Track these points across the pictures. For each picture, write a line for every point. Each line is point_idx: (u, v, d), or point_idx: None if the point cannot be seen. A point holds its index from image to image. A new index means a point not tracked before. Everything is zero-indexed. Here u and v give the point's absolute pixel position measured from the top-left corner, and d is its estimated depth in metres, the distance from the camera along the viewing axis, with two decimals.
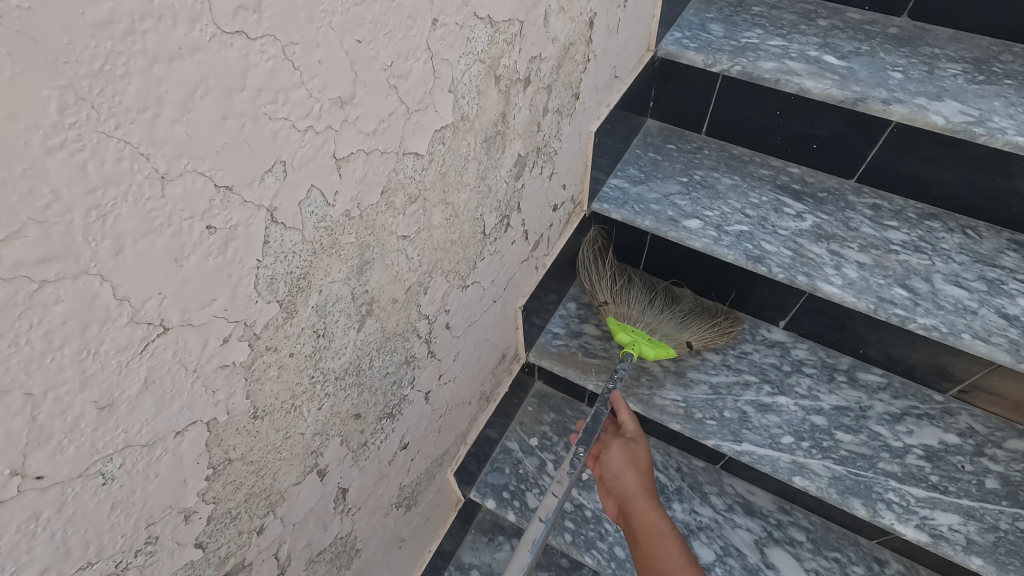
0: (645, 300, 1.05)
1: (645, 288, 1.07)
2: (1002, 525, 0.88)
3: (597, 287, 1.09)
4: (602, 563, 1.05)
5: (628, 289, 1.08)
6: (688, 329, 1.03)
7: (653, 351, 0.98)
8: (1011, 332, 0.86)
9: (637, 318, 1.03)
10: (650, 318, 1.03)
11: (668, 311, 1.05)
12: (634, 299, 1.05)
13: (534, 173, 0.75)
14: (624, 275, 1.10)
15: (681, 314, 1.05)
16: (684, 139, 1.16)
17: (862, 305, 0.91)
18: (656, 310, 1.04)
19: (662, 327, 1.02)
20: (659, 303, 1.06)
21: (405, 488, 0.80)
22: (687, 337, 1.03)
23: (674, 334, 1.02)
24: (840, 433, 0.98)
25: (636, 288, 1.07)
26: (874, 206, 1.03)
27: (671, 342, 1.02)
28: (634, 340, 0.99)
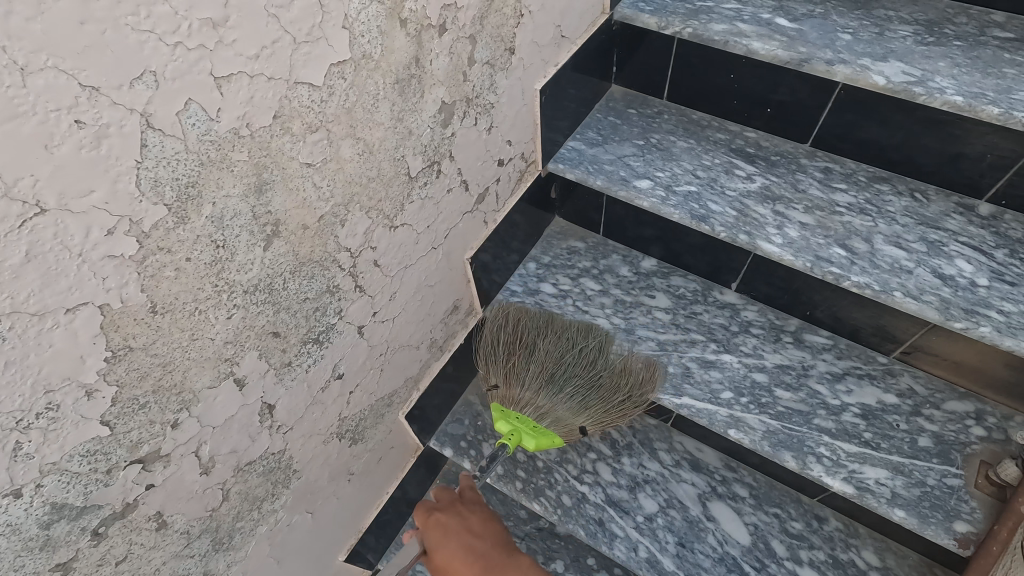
0: (543, 380, 1.00)
1: (546, 364, 1.00)
2: (930, 481, 0.90)
3: (489, 364, 1.05)
4: (548, 510, 1.10)
5: (524, 372, 1.02)
6: (584, 414, 0.99)
7: (534, 442, 0.98)
8: (944, 291, 0.87)
9: (527, 403, 1.00)
10: (543, 403, 0.99)
11: (567, 392, 0.99)
12: (525, 384, 1.00)
13: (467, 123, 0.79)
14: (527, 344, 1.03)
15: (581, 392, 0.99)
16: (646, 104, 1.18)
17: (800, 263, 0.93)
18: (549, 394, 0.99)
19: (552, 415, 0.99)
20: (560, 382, 0.99)
21: (348, 420, 0.86)
22: (579, 422, 0.99)
23: (565, 420, 0.99)
24: (780, 390, 1.00)
25: (529, 369, 1.01)
26: (826, 169, 1.04)
27: (559, 429, 0.99)
28: (516, 431, 0.99)
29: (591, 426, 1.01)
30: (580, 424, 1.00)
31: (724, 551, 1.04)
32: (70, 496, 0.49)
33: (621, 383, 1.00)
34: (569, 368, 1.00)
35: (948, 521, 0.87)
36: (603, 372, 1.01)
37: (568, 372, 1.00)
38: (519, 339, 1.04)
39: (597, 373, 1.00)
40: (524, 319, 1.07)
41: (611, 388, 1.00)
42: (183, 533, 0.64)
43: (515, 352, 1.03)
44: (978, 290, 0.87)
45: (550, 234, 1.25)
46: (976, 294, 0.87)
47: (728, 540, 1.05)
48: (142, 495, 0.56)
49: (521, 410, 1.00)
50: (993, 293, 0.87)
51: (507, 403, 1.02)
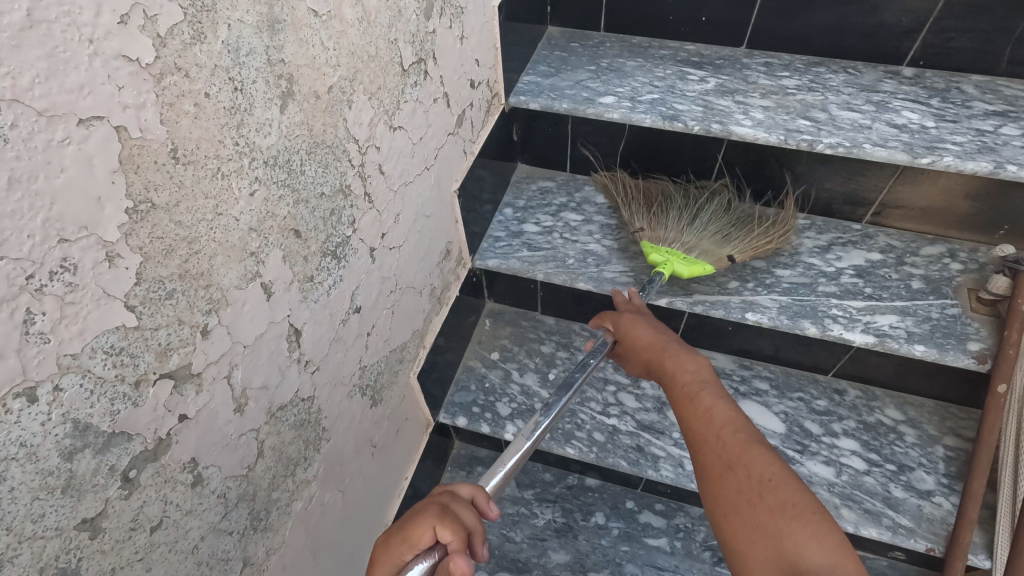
0: (683, 216, 1.02)
1: (686, 210, 1.03)
2: (934, 315, 0.95)
3: (635, 212, 1.06)
4: (584, 451, 1.03)
5: (666, 210, 1.04)
6: (731, 243, 1.01)
7: (687, 269, 0.95)
8: (903, 137, 0.94)
9: (674, 236, 1.01)
10: (688, 238, 1.00)
11: (710, 229, 1.02)
12: (671, 224, 1.02)
13: (443, 23, 0.75)
14: (664, 195, 1.06)
15: (725, 234, 1.02)
16: (585, 38, 1.20)
17: (773, 138, 0.96)
18: (697, 231, 1.01)
19: (699, 246, 1.00)
20: (699, 226, 1.02)
21: (368, 372, 0.76)
22: (727, 253, 1.00)
23: (713, 251, 1.00)
24: (779, 270, 1.03)
25: (674, 209, 1.03)
26: (767, 64, 1.10)
27: (710, 259, 0.99)
28: (668, 260, 0.96)
29: (737, 255, 1.01)
30: (730, 253, 1.00)
31: None
32: (95, 415, 0.37)
33: (753, 226, 1.03)
34: (711, 209, 1.04)
35: (962, 343, 0.91)
36: (735, 219, 1.04)
37: (713, 214, 1.03)
38: (646, 195, 1.08)
39: (733, 213, 1.04)
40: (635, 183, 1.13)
41: (745, 229, 1.03)
42: (219, 496, 0.52)
43: (655, 206, 1.05)
44: (929, 131, 0.95)
45: (517, 181, 1.22)
46: (929, 135, 0.94)
47: (765, 432, 1.04)
48: (176, 428, 0.45)
49: (670, 241, 1.00)
50: (942, 130, 0.95)
51: (656, 240, 1.01)
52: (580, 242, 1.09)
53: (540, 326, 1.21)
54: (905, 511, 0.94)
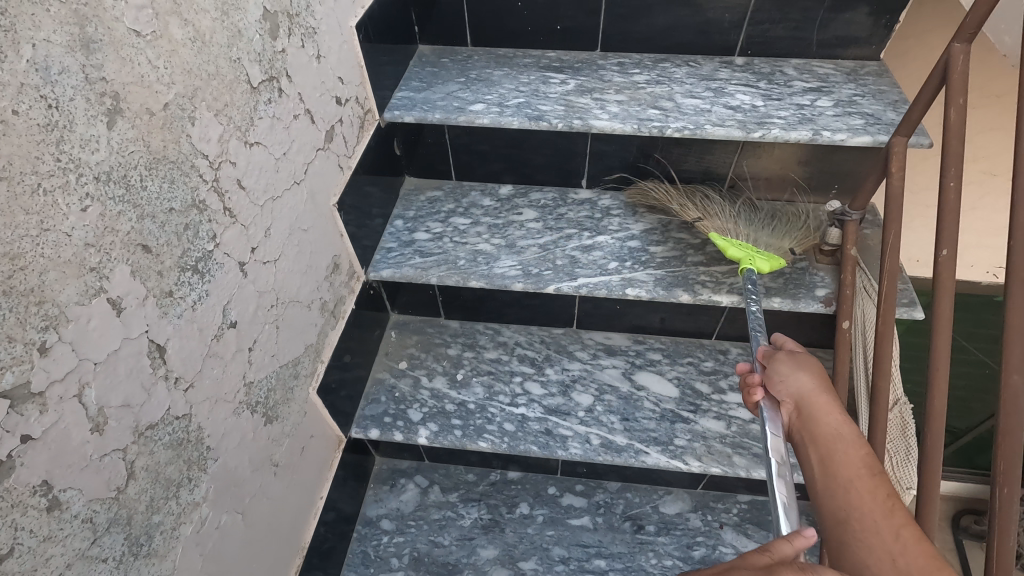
0: (743, 208, 1.09)
1: (735, 204, 1.09)
2: (786, 269, 1.06)
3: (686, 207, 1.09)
4: (496, 442, 1.07)
5: (714, 200, 1.10)
6: (789, 235, 1.05)
7: (769, 263, 0.97)
8: (738, 116, 1.06)
9: (737, 232, 1.03)
10: (745, 228, 1.03)
11: (761, 223, 1.06)
12: (726, 211, 1.06)
13: (294, 42, 0.78)
14: (707, 192, 1.12)
15: (777, 229, 1.06)
16: (454, 52, 1.26)
17: (628, 128, 1.06)
18: (747, 223, 1.04)
19: (760, 239, 1.02)
20: (750, 218, 1.07)
21: (256, 388, 0.77)
22: (790, 242, 1.04)
23: (776, 244, 1.03)
24: (653, 247, 1.11)
25: (721, 203, 1.08)
26: (620, 63, 1.21)
27: (778, 251, 1.03)
28: (747, 255, 0.97)
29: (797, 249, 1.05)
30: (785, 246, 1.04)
31: (662, 408, 1.10)
32: None
33: (798, 215, 1.11)
34: (749, 209, 1.10)
35: (811, 291, 1.03)
36: (775, 211, 1.11)
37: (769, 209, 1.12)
38: (684, 189, 1.13)
39: (772, 209, 1.12)
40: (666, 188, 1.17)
41: (786, 218, 1.09)
42: (86, 521, 0.51)
43: (700, 194, 1.11)
44: (758, 109, 1.07)
45: (406, 194, 1.26)
46: (759, 112, 1.07)
47: (661, 398, 1.11)
48: (20, 450, 0.44)
49: (732, 228, 1.03)
50: (769, 108, 1.07)
51: (717, 226, 1.04)
52: (470, 243, 1.14)
53: (445, 330, 1.24)
54: None
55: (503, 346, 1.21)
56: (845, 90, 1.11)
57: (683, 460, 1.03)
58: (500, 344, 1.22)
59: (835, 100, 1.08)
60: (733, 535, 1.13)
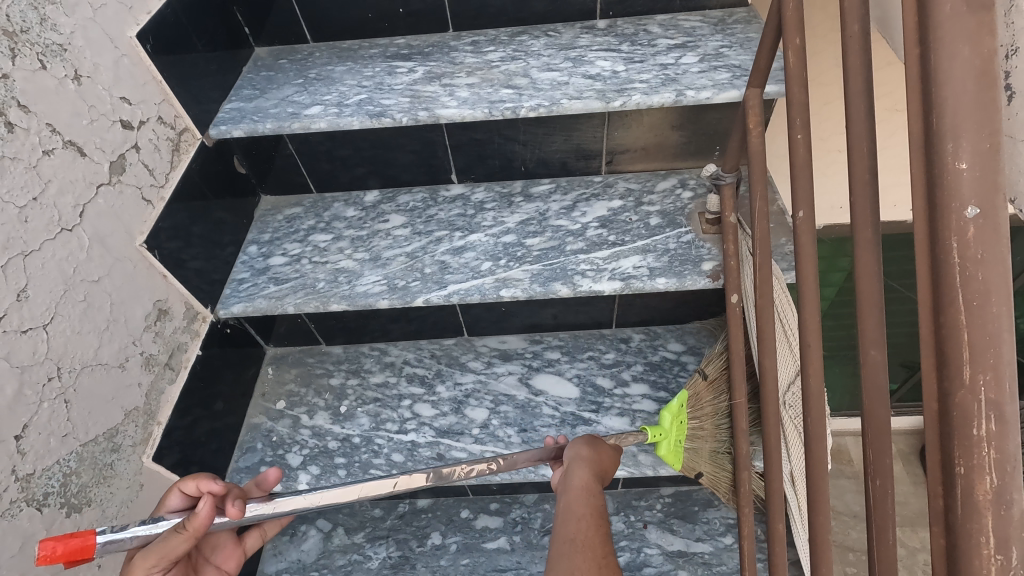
0: (737, 411, 0.94)
1: (730, 403, 0.95)
2: (671, 245, 0.98)
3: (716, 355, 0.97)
4: (384, 477, 0.97)
5: (730, 385, 0.96)
6: (714, 465, 0.93)
7: (668, 454, 0.90)
8: (597, 86, 0.96)
9: (702, 414, 0.92)
10: (710, 423, 0.93)
11: (727, 434, 0.94)
12: (718, 399, 0.94)
13: (25, 65, 0.67)
14: (748, 371, 0.98)
15: (739, 464, 0.94)
16: (294, 52, 1.14)
17: (479, 113, 0.95)
18: (718, 423, 0.93)
19: (700, 442, 0.92)
20: (725, 432, 0.93)
21: (39, 477, 0.66)
22: (703, 470, 0.93)
23: (713, 457, 0.93)
24: (529, 240, 1.02)
25: (735, 389, 0.96)
26: (473, 42, 1.10)
27: (693, 460, 0.93)
28: (665, 433, 0.88)
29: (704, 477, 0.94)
30: (702, 470, 0.94)
31: (562, 412, 1.01)
32: None
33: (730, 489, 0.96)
34: (749, 429, 0.95)
35: (698, 266, 0.94)
36: (743, 469, 0.94)
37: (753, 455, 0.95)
38: (739, 366, 0.98)
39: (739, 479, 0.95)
40: (752, 351, 1.01)
41: (739, 479, 0.94)
42: None
43: (747, 368, 0.99)
44: (619, 75, 0.98)
45: (262, 215, 1.13)
46: (619, 78, 0.97)
47: (561, 401, 1.03)
48: None
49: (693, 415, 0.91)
50: (631, 72, 0.98)
51: (693, 397, 0.92)
52: (330, 262, 1.02)
53: (327, 358, 1.13)
54: None
55: (390, 367, 1.11)
56: (711, 42, 1.02)
57: None
58: (386, 366, 1.11)
59: (701, 54, 0.99)
60: (658, 533, 1.06)
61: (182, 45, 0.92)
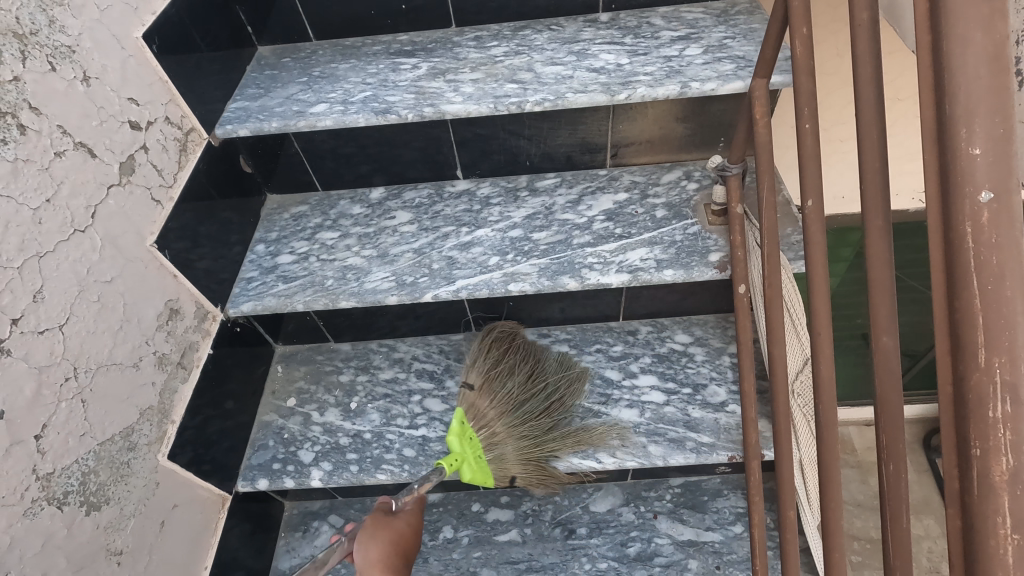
0: (511, 404, 0.95)
1: (512, 398, 0.96)
2: (678, 237, 0.98)
3: (476, 363, 0.98)
4: (396, 472, 0.97)
5: (507, 376, 0.98)
6: (520, 464, 0.95)
7: (470, 474, 0.91)
8: (601, 79, 0.96)
9: (483, 425, 0.94)
10: (499, 428, 0.93)
11: (518, 432, 0.94)
12: (498, 402, 0.95)
13: (35, 67, 0.67)
14: (514, 359, 1.00)
15: (531, 455, 0.95)
16: (298, 50, 1.14)
17: (484, 108, 0.95)
18: (508, 422, 0.94)
19: (499, 448, 0.93)
20: (514, 419, 0.95)
21: (59, 476, 0.67)
22: (516, 473, 0.94)
23: (507, 464, 0.94)
24: (536, 234, 1.02)
25: (506, 390, 0.96)
26: (476, 38, 1.10)
27: (501, 468, 0.93)
28: (459, 456, 0.90)
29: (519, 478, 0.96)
30: (516, 473, 0.95)
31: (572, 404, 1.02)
32: None
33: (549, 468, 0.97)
34: (532, 413, 0.96)
35: (704, 258, 0.95)
36: (559, 444, 0.96)
37: (550, 436, 0.97)
38: (513, 356, 1.01)
39: (562, 441, 0.97)
40: (515, 339, 1.03)
41: (574, 443, 0.96)
42: None
43: (515, 357, 1.00)
44: (623, 67, 0.98)
45: (269, 213, 1.13)
46: (623, 71, 0.97)
47: None
48: None
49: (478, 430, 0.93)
50: (634, 65, 0.98)
51: (472, 412, 0.94)
52: (338, 260, 1.03)
53: (336, 355, 1.14)
54: (704, 428, 0.97)
55: (400, 363, 1.11)
56: (714, 34, 1.02)
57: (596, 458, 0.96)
58: (395, 362, 1.12)
59: (704, 46, 1.00)
60: (668, 523, 1.06)
61: (186, 46, 0.92)
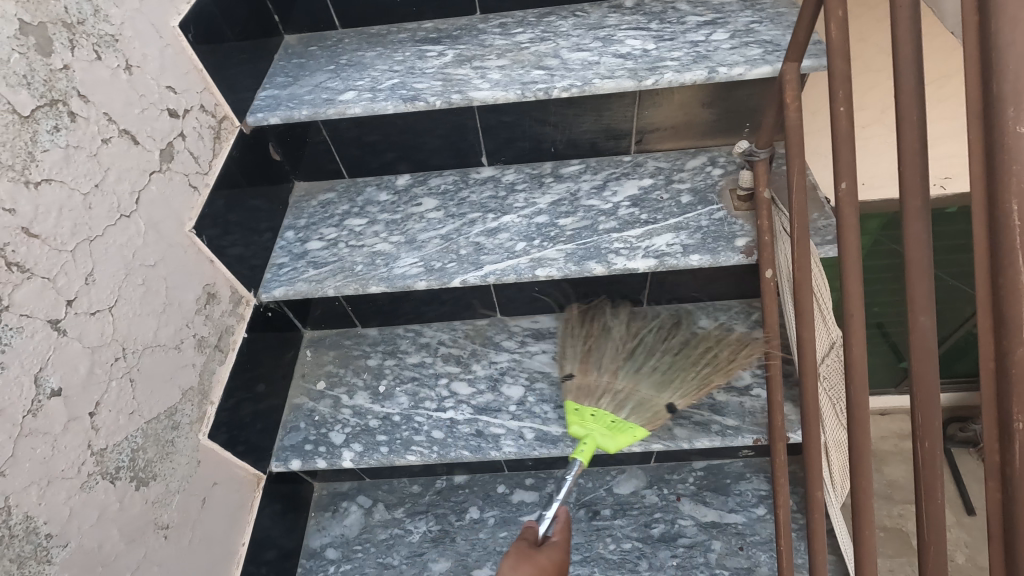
0: (622, 356, 0.93)
1: (625, 342, 0.95)
2: (704, 222, 0.98)
3: (568, 352, 0.97)
4: (426, 453, 0.99)
5: (605, 339, 0.96)
6: (667, 388, 0.89)
7: (614, 443, 0.83)
8: (628, 64, 0.96)
9: (604, 392, 0.89)
10: (627, 375, 0.90)
11: (647, 367, 0.91)
12: (603, 363, 0.92)
13: (83, 56, 0.69)
14: (600, 324, 0.99)
15: (670, 381, 0.89)
16: (323, 39, 1.15)
17: (511, 94, 0.96)
18: (633, 364, 0.91)
19: (629, 399, 0.87)
20: (640, 357, 0.93)
21: (111, 453, 0.69)
22: (665, 399, 0.87)
23: (650, 399, 0.88)
24: (562, 220, 1.03)
25: (606, 348, 0.94)
26: (501, 24, 1.11)
27: (641, 418, 0.86)
28: (587, 436, 0.83)
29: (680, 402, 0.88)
30: (668, 401, 0.88)
31: None
32: None
33: (702, 358, 0.92)
34: (648, 346, 0.94)
35: (731, 242, 0.95)
36: (681, 362, 0.92)
37: (669, 356, 0.93)
38: (595, 324, 0.99)
39: (695, 356, 0.93)
40: (597, 313, 1.02)
41: (702, 355, 0.92)
42: None
43: (593, 328, 0.98)
44: (650, 53, 0.98)
45: (296, 201, 1.15)
46: (651, 56, 0.97)
47: None
48: None
49: (595, 400, 0.88)
50: (661, 50, 0.98)
51: (581, 393, 0.90)
52: (367, 246, 1.04)
53: (363, 340, 1.16)
54: (729, 412, 0.98)
55: (426, 348, 1.13)
56: (741, 18, 1.02)
57: None
58: (422, 346, 1.14)
59: (731, 31, 1.00)
60: (692, 505, 1.08)
61: (216, 36, 0.93)
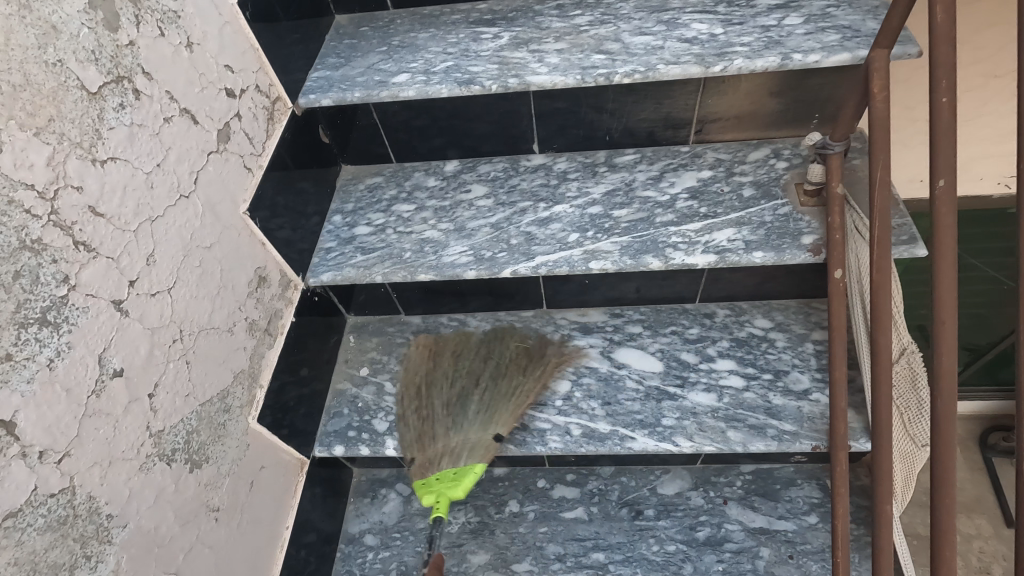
0: (445, 414, 0.98)
1: (447, 400, 1.00)
2: (767, 218, 0.94)
3: (406, 435, 0.99)
4: None
5: (434, 394, 1.01)
6: (489, 421, 0.97)
7: (461, 490, 0.91)
8: (694, 50, 0.92)
9: (438, 456, 0.95)
10: (449, 435, 0.96)
11: (465, 414, 0.98)
12: (436, 428, 0.98)
13: (147, 33, 0.68)
14: (434, 376, 1.03)
15: (494, 414, 0.98)
16: (375, 19, 1.12)
17: (571, 80, 0.92)
18: (450, 422, 0.97)
19: (461, 448, 0.95)
20: (457, 413, 0.98)
21: (168, 434, 0.69)
22: (484, 437, 0.96)
23: (481, 436, 0.96)
24: (617, 211, 0.99)
25: (435, 404, 1.00)
26: (558, 7, 1.07)
27: (477, 456, 0.94)
28: (438, 497, 0.92)
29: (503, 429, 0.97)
30: (492, 436, 0.96)
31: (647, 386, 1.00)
32: None
33: (522, 375, 1.02)
34: (461, 389, 1.00)
35: (797, 240, 0.91)
36: (501, 387, 1.00)
37: (482, 400, 0.99)
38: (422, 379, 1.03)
39: (511, 377, 1.01)
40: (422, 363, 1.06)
41: (523, 376, 1.01)
42: None
43: (418, 387, 1.03)
44: (717, 38, 0.93)
45: (344, 184, 1.14)
46: (718, 41, 0.93)
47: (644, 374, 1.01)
48: None
49: (439, 466, 0.94)
50: (730, 35, 0.93)
51: (428, 466, 0.95)
52: (415, 233, 1.02)
53: (407, 328, 1.15)
54: (786, 416, 0.94)
55: None
56: (816, 2, 0.96)
57: (672, 442, 0.94)
58: None
59: (806, 15, 0.94)
60: (739, 510, 1.05)
61: (270, 15, 0.92)
